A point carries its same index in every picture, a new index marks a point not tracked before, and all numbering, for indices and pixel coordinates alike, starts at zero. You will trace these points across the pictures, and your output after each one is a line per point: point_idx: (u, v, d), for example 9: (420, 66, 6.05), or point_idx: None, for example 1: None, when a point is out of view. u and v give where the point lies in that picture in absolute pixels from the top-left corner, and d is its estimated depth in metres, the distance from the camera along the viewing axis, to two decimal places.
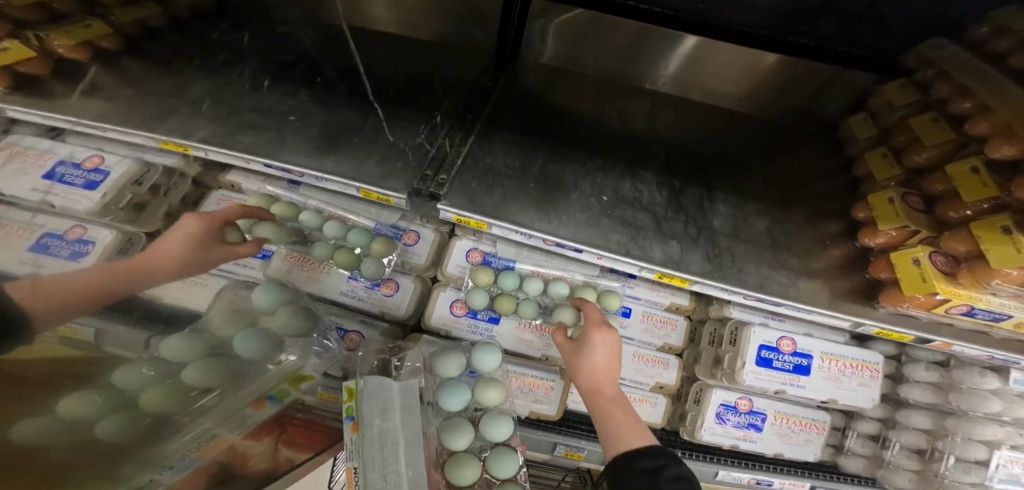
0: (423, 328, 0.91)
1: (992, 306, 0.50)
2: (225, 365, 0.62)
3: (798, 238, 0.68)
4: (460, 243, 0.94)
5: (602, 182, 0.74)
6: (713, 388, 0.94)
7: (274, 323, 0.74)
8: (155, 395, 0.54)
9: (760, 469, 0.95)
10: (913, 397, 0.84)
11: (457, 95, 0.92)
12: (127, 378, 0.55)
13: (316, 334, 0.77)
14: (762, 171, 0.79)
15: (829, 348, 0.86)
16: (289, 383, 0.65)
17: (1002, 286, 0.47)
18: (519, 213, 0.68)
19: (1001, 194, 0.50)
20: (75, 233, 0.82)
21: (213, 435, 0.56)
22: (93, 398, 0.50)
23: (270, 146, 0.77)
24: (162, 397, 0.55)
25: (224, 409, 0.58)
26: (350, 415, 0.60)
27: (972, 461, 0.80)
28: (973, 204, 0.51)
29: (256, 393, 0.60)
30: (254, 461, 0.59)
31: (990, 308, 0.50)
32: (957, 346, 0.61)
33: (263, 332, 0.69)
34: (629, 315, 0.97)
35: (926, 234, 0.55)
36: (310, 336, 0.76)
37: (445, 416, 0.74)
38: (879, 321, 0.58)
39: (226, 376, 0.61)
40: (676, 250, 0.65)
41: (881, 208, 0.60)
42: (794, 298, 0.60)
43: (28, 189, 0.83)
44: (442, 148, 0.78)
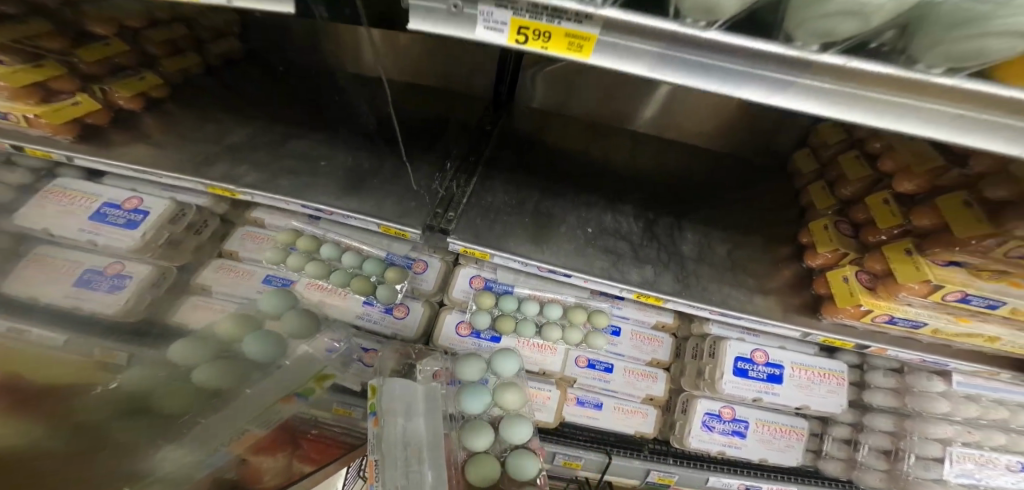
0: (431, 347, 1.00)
1: (910, 315, 0.60)
2: (235, 366, 0.72)
3: (754, 260, 0.79)
4: (464, 270, 1.06)
5: (587, 215, 0.86)
6: (698, 398, 1.03)
7: (283, 326, 0.82)
8: (165, 397, 0.65)
9: (749, 475, 1.02)
10: (875, 402, 0.92)
11: (458, 140, 1.06)
12: (140, 383, 0.67)
13: (327, 336, 0.85)
14: (723, 201, 0.92)
15: (798, 359, 0.96)
16: (314, 382, 0.74)
17: (910, 298, 0.58)
18: (516, 244, 0.80)
19: (904, 222, 0.61)
20: (113, 269, 0.93)
21: (244, 430, 0.66)
22: (107, 402, 0.62)
23: (303, 188, 0.90)
24: (175, 398, 0.66)
25: (243, 412, 0.66)
26: (373, 411, 0.70)
27: (930, 458, 0.85)
28: (886, 230, 0.63)
29: (284, 390, 0.70)
30: (268, 476, 0.67)
31: (908, 316, 0.60)
32: (892, 351, 0.70)
33: (271, 333, 0.78)
34: (618, 334, 1.07)
35: (854, 255, 0.67)
36: (317, 338, 0.83)
37: (467, 417, 0.84)
38: (823, 331, 0.68)
39: (231, 378, 0.70)
40: (651, 274, 0.76)
41: (818, 234, 0.72)
42: (751, 312, 0.70)
43: (77, 230, 0.95)
44: (450, 190, 0.90)
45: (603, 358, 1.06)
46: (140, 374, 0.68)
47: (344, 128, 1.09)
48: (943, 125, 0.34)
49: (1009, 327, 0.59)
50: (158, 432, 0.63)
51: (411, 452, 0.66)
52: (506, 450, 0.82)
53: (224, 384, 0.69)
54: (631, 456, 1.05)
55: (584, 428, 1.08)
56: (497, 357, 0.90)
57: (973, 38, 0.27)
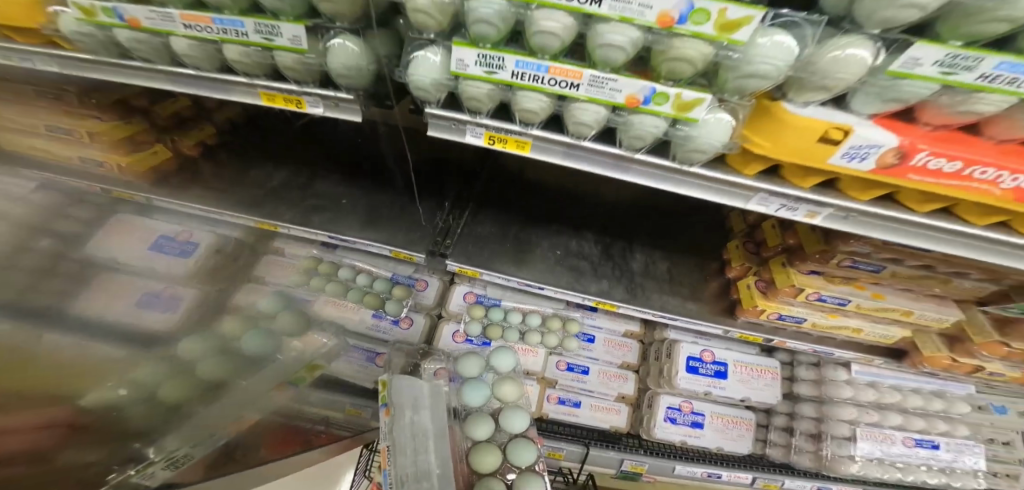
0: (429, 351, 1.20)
1: (793, 312, 0.81)
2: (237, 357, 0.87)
3: (688, 274, 1.00)
4: (459, 288, 1.26)
5: (557, 241, 1.07)
6: (660, 395, 1.22)
7: (278, 323, 1.01)
8: (171, 388, 0.74)
9: (710, 463, 1.19)
10: (801, 391, 1.13)
11: (455, 175, 1.24)
12: (144, 375, 0.72)
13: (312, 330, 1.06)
14: (669, 226, 1.12)
15: (740, 357, 1.16)
16: (305, 370, 0.94)
17: (787, 298, 0.79)
18: (500, 265, 1.01)
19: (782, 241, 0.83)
20: (164, 293, 0.90)
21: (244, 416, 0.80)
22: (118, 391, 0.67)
23: (333, 222, 1.13)
24: (178, 390, 0.74)
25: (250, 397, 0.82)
26: (384, 403, 0.85)
27: (842, 437, 1.05)
28: (772, 247, 0.84)
29: (279, 379, 0.88)
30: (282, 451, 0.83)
31: (791, 313, 0.81)
32: (791, 343, 0.91)
33: (269, 331, 0.97)
34: (593, 341, 1.27)
35: (753, 267, 0.88)
36: (306, 334, 1.04)
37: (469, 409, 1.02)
38: (738, 328, 0.89)
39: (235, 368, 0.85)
40: (606, 286, 0.97)
41: (733, 252, 0.94)
42: (683, 314, 0.91)
43: (131, 256, 0.95)
44: (448, 222, 1.13)
45: (580, 362, 1.25)
46: (146, 368, 0.73)
47: (361, 168, 1.31)
48: (730, 196, 0.49)
49: (866, 320, 0.81)
50: (165, 423, 0.71)
51: (418, 436, 0.83)
52: (508, 438, 0.99)
53: (230, 374, 0.83)
54: (608, 447, 1.21)
55: (563, 423, 1.25)
56: (494, 354, 1.10)
57: (694, 152, 0.45)
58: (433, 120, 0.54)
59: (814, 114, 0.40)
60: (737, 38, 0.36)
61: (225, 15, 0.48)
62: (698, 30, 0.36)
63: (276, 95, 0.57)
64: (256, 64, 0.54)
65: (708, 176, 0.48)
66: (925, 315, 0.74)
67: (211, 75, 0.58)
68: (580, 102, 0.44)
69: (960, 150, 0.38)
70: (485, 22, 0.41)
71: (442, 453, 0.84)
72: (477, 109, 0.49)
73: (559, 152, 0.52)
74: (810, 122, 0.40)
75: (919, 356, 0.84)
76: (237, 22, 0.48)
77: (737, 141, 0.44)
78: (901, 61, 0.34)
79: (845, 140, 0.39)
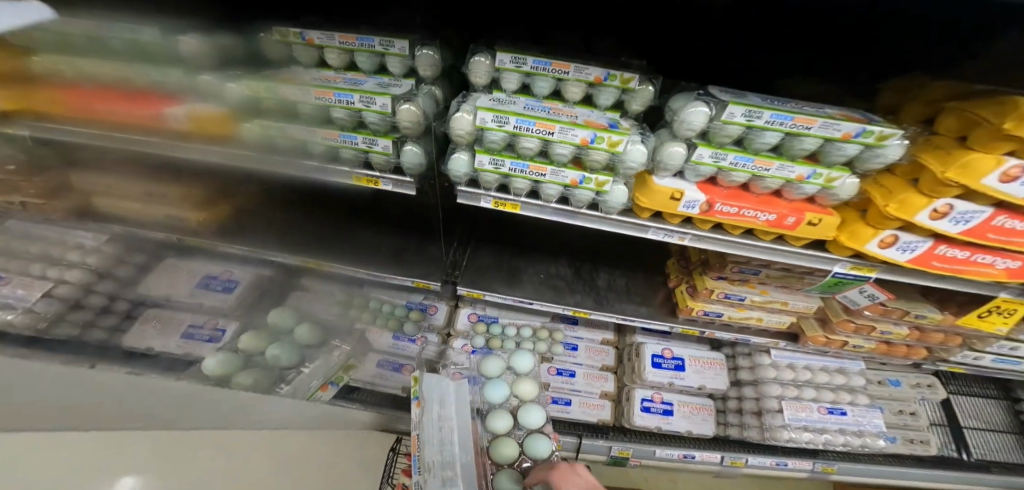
0: None
1: (711, 308, 1.15)
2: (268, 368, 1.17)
3: (640, 286, 1.34)
4: (463, 310, 1.53)
5: (540, 267, 1.39)
6: (636, 388, 1.50)
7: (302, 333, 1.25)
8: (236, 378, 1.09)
9: (684, 446, 1.45)
10: (741, 376, 1.46)
11: (462, 220, 1.48)
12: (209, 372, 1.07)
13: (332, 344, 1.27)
14: (624, 249, 1.46)
15: (693, 353, 1.49)
16: (343, 372, 1.26)
17: (705, 298, 1.13)
18: (497, 287, 1.31)
19: (699, 256, 1.18)
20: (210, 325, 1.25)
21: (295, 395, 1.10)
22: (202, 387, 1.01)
23: (364, 261, 1.30)
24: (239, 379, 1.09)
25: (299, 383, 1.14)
26: (416, 395, 1.10)
27: (773, 410, 1.37)
28: (693, 262, 1.19)
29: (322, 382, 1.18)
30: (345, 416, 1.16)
31: (710, 309, 1.15)
32: (718, 333, 1.24)
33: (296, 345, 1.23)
34: (577, 348, 1.58)
35: (682, 277, 1.23)
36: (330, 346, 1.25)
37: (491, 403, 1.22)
38: (679, 324, 1.22)
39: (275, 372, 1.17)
40: (579, 299, 1.28)
41: (671, 268, 1.30)
42: (637, 315, 1.25)
43: (188, 295, 1.28)
44: (455, 258, 1.40)
45: (568, 366, 1.55)
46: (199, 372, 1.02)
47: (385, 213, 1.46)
48: (640, 228, 0.81)
49: (764, 311, 1.15)
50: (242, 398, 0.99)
51: (443, 426, 1.02)
52: (525, 434, 1.16)
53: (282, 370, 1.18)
54: (598, 437, 1.45)
55: (559, 420, 1.48)
56: (514, 358, 1.33)
57: (613, 207, 0.78)
58: (459, 193, 0.87)
59: (667, 183, 0.73)
60: (617, 148, 0.70)
61: (346, 133, 0.82)
62: (599, 146, 0.70)
63: (364, 177, 0.88)
64: (354, 159, 0.88)
65: (622, 221, 0.81)
66: (797, 303, 1.10)
67: (319, 164, 0.90)
68: (547, 183, 0.78)
69: (737, 202, 0.71)
70: (490, 139, 0.75)
71: (463, 441, 1.02)
72: (486, 187, 0.82)
73: (537, 211, 0.84)
74: (665, 187, 0.72)
75: (806, 336, 1.17)
76: (353, 137, 0.82)
77: (632, 200, 0.78)
78: (697, 156, 0.69)
79: (682, 196, 0.72)
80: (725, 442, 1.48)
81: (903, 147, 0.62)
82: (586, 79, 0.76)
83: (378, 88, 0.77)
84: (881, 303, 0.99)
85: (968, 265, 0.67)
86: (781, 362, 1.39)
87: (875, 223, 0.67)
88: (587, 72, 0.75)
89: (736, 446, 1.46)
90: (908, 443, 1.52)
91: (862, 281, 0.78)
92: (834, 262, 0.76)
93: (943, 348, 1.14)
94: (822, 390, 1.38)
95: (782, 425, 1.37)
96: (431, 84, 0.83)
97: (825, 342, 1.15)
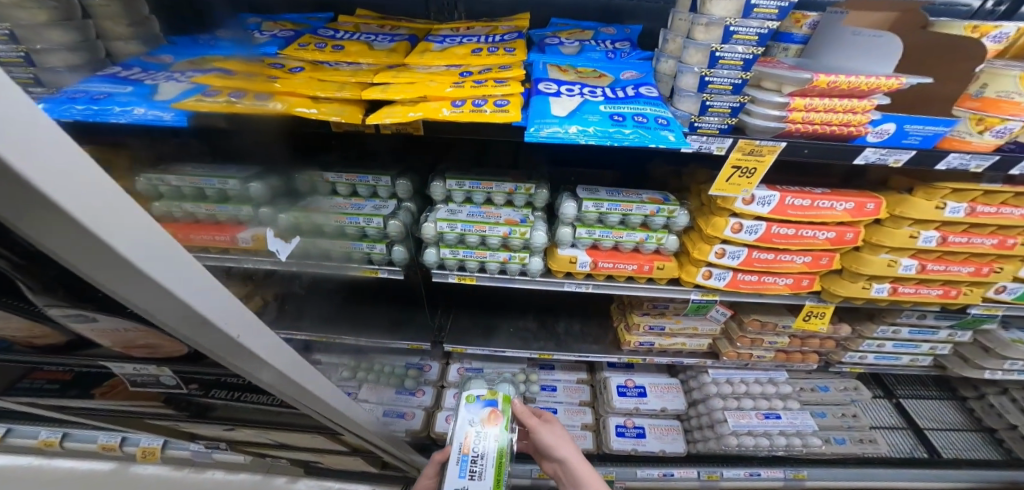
0: (440, 410, 1.63)
1: (640, 338, 1.44)
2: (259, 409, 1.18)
3: (591, 328, 1.59)
4: (453, 366, 1.71)
5: (512, 321, 1.59)
6: (610, 417, 1.67)
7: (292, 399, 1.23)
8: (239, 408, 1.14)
9: (661, 465, 1.65)
10: (694, 396, 1.68)
11: (444, 289, 1.64)
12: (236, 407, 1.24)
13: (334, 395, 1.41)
14: (578, 298, 1.70)
15: (655, 381, 1.71)
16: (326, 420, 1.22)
17: (637, 330, 1.43)
18: (473, 341, 1.50)
19: (627, 298, 1.50)
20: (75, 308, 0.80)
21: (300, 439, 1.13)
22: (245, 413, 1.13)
23: (363, 325, 1.42)
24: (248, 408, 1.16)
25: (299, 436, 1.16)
26: (490, 401, 0.95)
27: (721, 421, 1.56)
28: (626, 303, 1.50)
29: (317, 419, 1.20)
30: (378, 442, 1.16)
31: (641, 339, 1.44)
32: (659, 358, 1.51)
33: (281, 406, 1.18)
34: (556, 389, 1.76)
35: (620, 317, 1.53)
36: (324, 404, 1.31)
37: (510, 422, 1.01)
38: (626, 355, 1.49)
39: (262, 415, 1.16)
40: (543, 346, 1.50)
41: (613, 312, 1.59)
42: (592, 351, 1.50)
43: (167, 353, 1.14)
44: (439, 322, 1.56)
45: (550, 405, 1.71)
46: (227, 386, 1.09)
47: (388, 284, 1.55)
48: (556, 283, 1.13)
49: (688, 337, 1.46)
50: (261, 435, 1.07)
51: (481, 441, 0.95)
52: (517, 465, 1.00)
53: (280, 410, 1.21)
54: None
55: None
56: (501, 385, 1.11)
57: (533, 269, 1.09)
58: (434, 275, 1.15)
59: (567, 251, 1.07)
60: (526, 236, 1.04)
61: (357, 242, 1.11)
62: (515, 236, 1.04)
63: (368, 270, 1.17)
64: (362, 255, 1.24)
65: (545, 281, 1.13)
66: (703, 325, 1.42)
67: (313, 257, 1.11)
68: (489, 261, 1.09)
69: (613, 259, 1.06)
70: (446, 237, 1.07)
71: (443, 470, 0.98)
72: (450, 269, 1.13)
73: (488, 280, 1.14)
74: (565, 254, 1.07)
75: (723, 354, 1.47)
76: (359, 245, 1.11)
77: (549, 265, 1.11)
78: (583, 231, 1.04)
79: (576, 260, 1.07)
80: (694, 458, 1.67)
81: (689, 215, 1.02)
82: (504, 191, 1.04)
83: (374, 211, 1.06)
84: (756, 319, 1.33)
85: (761, 284, 1.03)
86: (720, 378, 1.61)
87: (697, 263, 1.04)
88: (503, 187, 1.03)
89: (703, 459, 1.66)
90: (860, 444, 1.66)
91: (713, 302, 1.12)
92: (688, 292, 1.10)
93: (828, 350, 1.44)
94: (761, 399, 1.59)
95: (729, 432, 1.55)
96: (408, 202, 1.12)
97: (737, 356, 1.44)
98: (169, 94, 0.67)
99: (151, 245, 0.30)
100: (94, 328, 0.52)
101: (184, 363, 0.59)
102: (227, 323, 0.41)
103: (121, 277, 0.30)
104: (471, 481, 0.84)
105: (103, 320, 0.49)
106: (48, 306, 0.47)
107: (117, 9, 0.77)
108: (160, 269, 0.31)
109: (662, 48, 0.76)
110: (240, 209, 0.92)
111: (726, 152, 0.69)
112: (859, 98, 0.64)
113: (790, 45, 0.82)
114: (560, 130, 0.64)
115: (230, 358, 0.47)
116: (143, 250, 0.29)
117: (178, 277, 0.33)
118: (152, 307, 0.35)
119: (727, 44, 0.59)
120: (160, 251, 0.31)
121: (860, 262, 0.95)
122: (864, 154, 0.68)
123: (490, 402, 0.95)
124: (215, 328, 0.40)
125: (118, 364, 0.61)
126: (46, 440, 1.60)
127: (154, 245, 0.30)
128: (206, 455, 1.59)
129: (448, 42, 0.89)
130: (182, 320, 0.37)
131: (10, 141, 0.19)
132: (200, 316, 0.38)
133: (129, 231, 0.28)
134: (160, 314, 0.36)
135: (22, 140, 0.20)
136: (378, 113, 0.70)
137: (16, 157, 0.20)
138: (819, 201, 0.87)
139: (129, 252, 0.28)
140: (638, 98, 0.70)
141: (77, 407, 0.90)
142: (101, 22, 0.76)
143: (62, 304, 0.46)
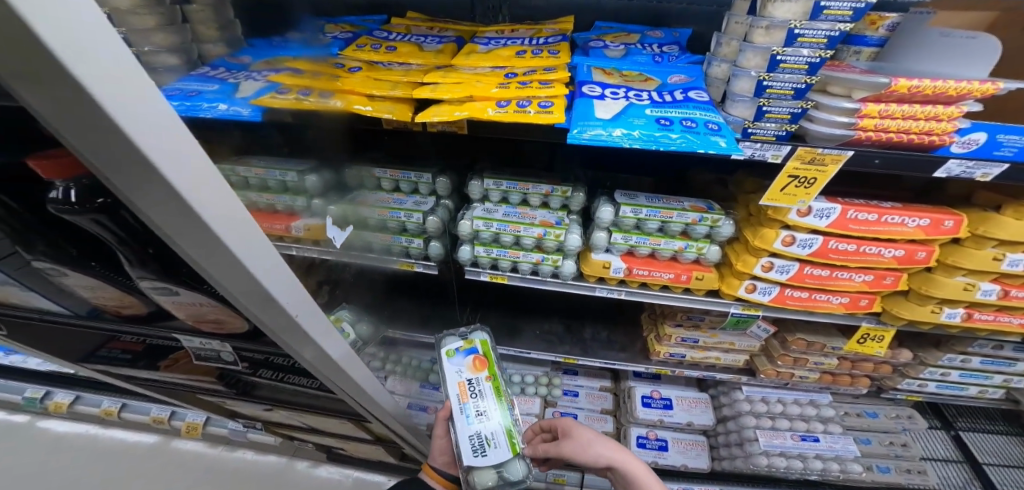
0: None
1: (671, 349, 1.38)
2: None
3: (619, 335, 1.54)
4: None
5: (539, 323, 1.56)
6: (632, 427, 1.60)
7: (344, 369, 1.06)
8: None
9: (682, 480, 1.59)
10: (723, 412, 1.60)
11: (472, 289, 1.63)
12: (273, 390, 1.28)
13: None
14: (606, 304, 1.65)
15: (682, 394, 1.64)
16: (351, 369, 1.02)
17: (669, 341, 1.37)
18: (500, 341, 1.49)
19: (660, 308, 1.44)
20: None
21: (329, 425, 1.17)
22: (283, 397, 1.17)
23: (397, 321, 1.46)
24: None
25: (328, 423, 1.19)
26: (471, 349, 0.98)
27: (751, 440, 1.47)
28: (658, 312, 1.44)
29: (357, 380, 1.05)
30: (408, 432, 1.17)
31: (671, 351, 1.38)
32: (689, 372, 1.44)
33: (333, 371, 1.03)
34: (578, 394, 1.72)
35: (650, 327, 1.47)
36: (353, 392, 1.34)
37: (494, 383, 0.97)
38: (656, 366, 1.43)
39: None
40: (568, 350, 1.47)
41: (643, 321, 1.53)
42: (620, 359, 1.45)
43: None
44: (464, 318, 1.54)
45: (571, 410, 1.67)
46: None
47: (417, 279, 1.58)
48: (588, 287, 1.09)
49: (724, 352, 1.38)
50: (293, 416, 1.11)
51: None
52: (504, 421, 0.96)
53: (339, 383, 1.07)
54: None
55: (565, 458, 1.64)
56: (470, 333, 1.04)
57: (565, 269, 1.06)
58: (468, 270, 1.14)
59: (602, 256, 1.04)
60: (561, 239, 1.01)
61: (399, 236, 1.07)
62: (550, 238, 1.02)
63: (406, 263, 1.12)
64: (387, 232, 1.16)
65: (578, 285, 1.09)
66: (742, 341, 1.35)
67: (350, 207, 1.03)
68: (521, 261, 1.07)
69: (648, 267, 1.01)
70: (481, 235, 1.06)
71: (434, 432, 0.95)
72: (483, 267, 1.12)
73: (519, 280, 1.12)
74: (599, 260, 1.03)
75: (761, 372, 1.38)
76: (399, 238, 1.07)
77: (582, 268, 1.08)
78: (620, 236, 1.01)
79: (610, 265, 1.03)
80: (718, 476, 1.60)
81: (735, 225, 0.97)
82: (541, 193, 1.01)
83: (414, 206, 1.03)
84: (802, 339, 1.25)
85: (811, 301, 0.96)
86: (754, 396, 1.52)
87: (739, 275, 0.98)
88: (539, 188, 1.01)
89: (726, 477, 1.59)
90: (906, 473, 1.53)
91: (754, 317, 1.05)
92: (728, 305, 1.03)
93: (881, 375, 1.34)
94: (798, 421, 1.49)
95: (760, 452, 1.46)
96: (446, 198, 1.08)
97: (777, 375, 1.36)
98: (248, 91, 0.66)
99: (229, 212, 0.30)
100: (176, 303, 0.51)
101: (244, 341, 0.58)
102: (288, 300, 0.41)
103: (195, 240, 0.30)
104: (481, 424, 0.87)
105: (185, 294, 0.48)
106: (138, 279, 0.48)
107: (209, 14, 0.73)
108: (233, 238, 0.31)
109: (713, 51, 0.72)
110: (295, 200, 0.94)
111: (782, 161, 0.65)
112: (946, 104, 0.59)
113: (863, 48, 0.75)
114: (605, 133, 0.62)
115: (286, 338, 0.47)
116: (221, 219, 0.30)
117: (247, 249, 0.34)
118: (221, 278, 0.35)
119: (790, 47, 0.55)
120: (236, 220, 0.32)
121: (931, 284, 0.86)
122: (947, 166, 0.62)
123: (473, 350, 0.98)
124: (276, 305, 0.40)
125: (188, 338, 0.61)
126: (106, 409, 1.75)
127: (231, 219, 0.31)
128: (241, 434, 1.67)
129: (493, 44, 0.85)
130: (246, 293, 0.37)
131: (120, 102, 0.20)
132: (263, 291, 0.38)
133: (212, 200, 0.28)
134: (226, 284, 0.36)
135: (132, 100, 0.21)
136: (426, 112, 0.69)
137: (111, 104, 0.20)
138: (885, 216, 0.81)
139: (209, 217, 0.29)
140: (687, 102, 0.67)
141: (137, 382, 0.95)
142: (195, 26, 0.73)
143: (151, 277, 0.47)
